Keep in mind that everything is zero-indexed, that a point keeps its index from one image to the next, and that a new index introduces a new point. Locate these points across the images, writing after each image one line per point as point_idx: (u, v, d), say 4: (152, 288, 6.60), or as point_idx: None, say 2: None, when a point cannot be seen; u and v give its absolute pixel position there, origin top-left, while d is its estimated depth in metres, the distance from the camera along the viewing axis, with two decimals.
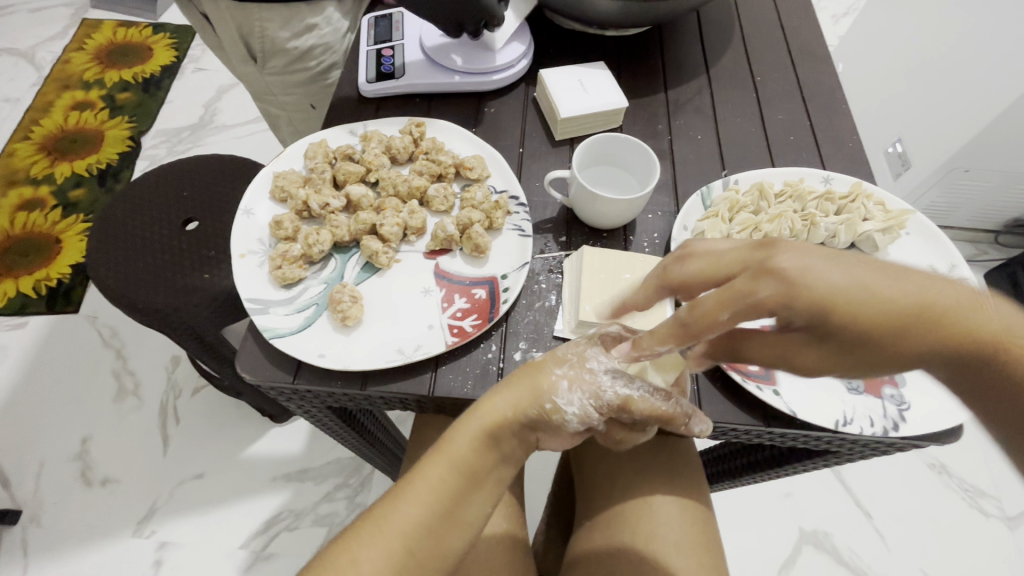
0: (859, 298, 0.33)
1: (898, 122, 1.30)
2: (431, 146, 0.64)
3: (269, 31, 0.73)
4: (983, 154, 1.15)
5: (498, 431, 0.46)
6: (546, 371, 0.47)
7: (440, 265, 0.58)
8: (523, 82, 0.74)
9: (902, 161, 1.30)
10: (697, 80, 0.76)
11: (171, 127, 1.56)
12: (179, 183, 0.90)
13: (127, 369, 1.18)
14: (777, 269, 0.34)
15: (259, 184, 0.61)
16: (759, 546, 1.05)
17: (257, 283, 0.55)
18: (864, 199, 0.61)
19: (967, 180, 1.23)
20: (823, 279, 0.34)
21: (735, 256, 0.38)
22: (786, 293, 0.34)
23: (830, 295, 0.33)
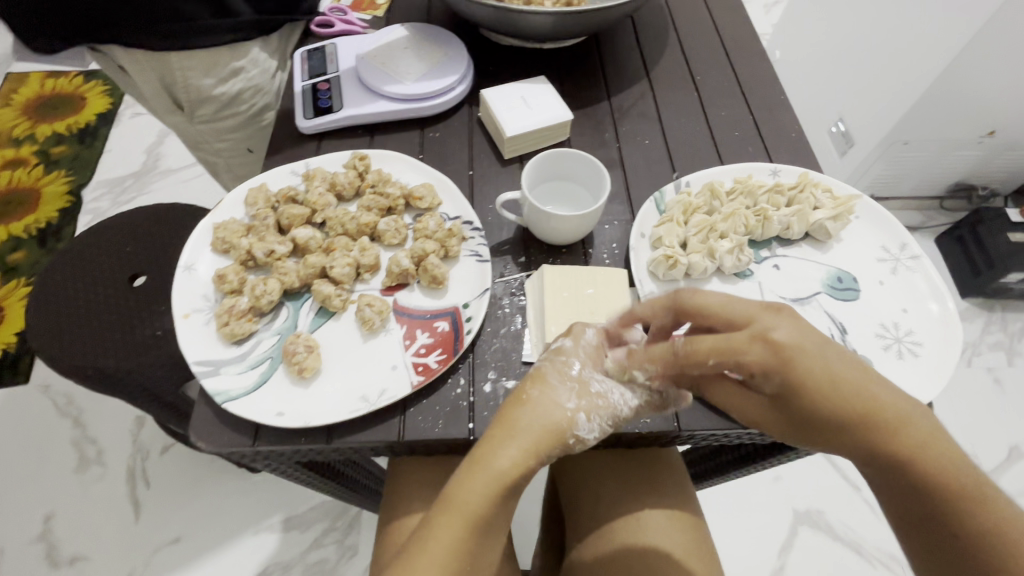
0: (831, 389, 0.42)
1: (839, 102, 1.35)
2: (377, 179, 0.62)
3: (191, 77, 0.71)
4: (920, 124, 1.19)
5: (535, 433, 0.44)
6: (545, 365, 0.48)
7: (399, 301, 0.55)
8: (466, 103, 0.73)
9: (846, 140, 1.36)
10: (638, 86, 0.76)
11: (113, 177, 1.49)
12: (120, 240, 0.85)
13: (87, 437, 1.11)
14: (778, 340, 0.42)
15: (197, 237, 0.57)
16: (755, 534, 1.06)
17: (206, 344, 0.51)
18: (813, 188, 0.61)
19: (909, 151, 1.28)
20: (812, 361, 0.42)
21: (746, 306, 0.44)
22: (771, 363, 0.42)
23: (814, 384, 0.42)
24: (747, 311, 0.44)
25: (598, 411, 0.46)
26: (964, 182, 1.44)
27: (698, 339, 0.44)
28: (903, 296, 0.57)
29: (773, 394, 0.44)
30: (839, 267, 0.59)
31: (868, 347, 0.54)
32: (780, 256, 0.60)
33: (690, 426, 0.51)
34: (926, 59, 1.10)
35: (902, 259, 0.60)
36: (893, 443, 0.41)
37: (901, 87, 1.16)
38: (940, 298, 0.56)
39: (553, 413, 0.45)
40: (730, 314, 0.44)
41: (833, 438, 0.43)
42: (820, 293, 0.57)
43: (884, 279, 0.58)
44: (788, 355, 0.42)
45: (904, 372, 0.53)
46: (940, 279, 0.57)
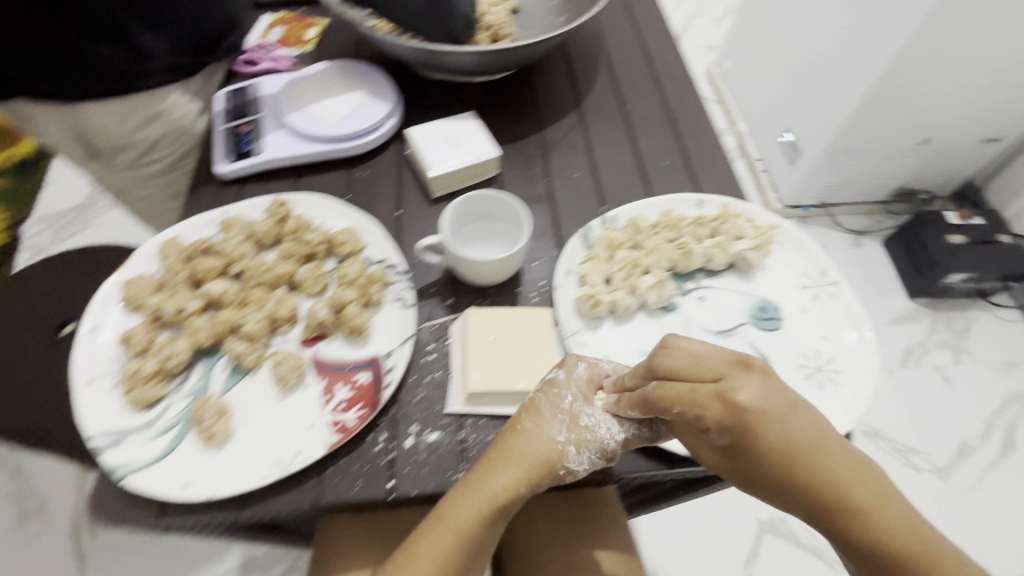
0: (793, 454, 0.38)
1: (785, 113, 1.35)
2: (297, 225, 0.60)
3: (106, 126, 0.70)
4: (861, 132, 1.20)
5: (530, 464, 0.46)
6: (539, 396, 0.49)
7: (318, 353, 0.54)
8: (395, 139, 0.72)
9: (792, 150, 1.35)
10: (569, 117, 0.76)
11: (55, 211, 1.44)
12: (62, 303, 0.85)
13: (28, 489, 1.06)
14: (738, 399, 0.39)
15: (103, 296, 0.54)
16: (721, 546, 1.06)
17: (106, 412, 0.48)
18: (735, 219, 0.62)
19: (853, 159, 1.29)
20: (773, 424, 0.39)
21: (718, 363, 0.42)
22: (728, 421, 0.39)
23: (774, 447, 0.38)
24: (716, 367, 0.42)
25: (588, 443, 0.47)
26: (906, 186, 1.43)
27: (665, 388, 0.43)
28: (823, 323, 0.58)
29: (735, 457, 0.40)
30: (763, 296, 0.60)
31: (790, 377, 0.55)
32: (705, 288, 0.60)
33: (615, 471, 0.50)
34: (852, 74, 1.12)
35: (823, 286, 0.61)
36: (887, 545, 0.35)
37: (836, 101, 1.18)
38: (858, 325, 0.58)
39: (547, 444, 0.46)
40: (700, 372, 0.42)
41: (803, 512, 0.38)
42: (744, 324, 0.58)
43: (806, 307, 0.59)
44: (743, 421, 0.39)
45: (824, 402, 0.53)
46: (857, 306, 0.59)
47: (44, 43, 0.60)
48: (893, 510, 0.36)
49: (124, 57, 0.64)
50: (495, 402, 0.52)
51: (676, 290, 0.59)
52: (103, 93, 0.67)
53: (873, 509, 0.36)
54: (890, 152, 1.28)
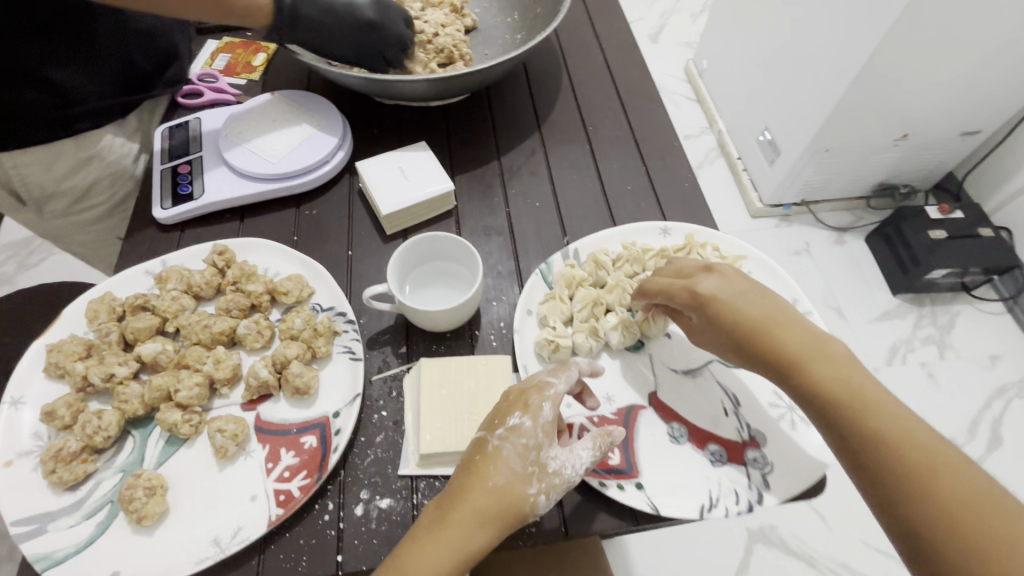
0: (742, 321, 0.44)
1: (762, 111, 1.27)
2: (239, 274, 0.57)
3: (32, 174, 0.66)
4: (842, 130, 1.12)
5: (502, 519, 0.39)
6: (500, 446, 0.41)
7: (261, 415, 0.50)
8: (347, 173, 0.69)
9: (773, 148, 1.26)
10: (530, 141, 0.73)
11: (18, 239, 1.40)
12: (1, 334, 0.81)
13: None
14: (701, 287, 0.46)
15: (27, 364, 0.51)
16: (713, 559, 1.04)
17: (28, 496, 0.45)
18: (700, 248, 0.59)
19: (832, 158, 1.21)
20: (733, 302, 0.45)
21: (694, 265, 0.49)
22: (695, 302, 0.46)
23: (735, 319, 0.44)
24: (692, 267, 0.49)
25: (558, 489, 0.42)
26: (888, 180, 1.34)
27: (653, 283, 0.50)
28: None
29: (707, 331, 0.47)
30: None
31: (760, 418, 0.52)
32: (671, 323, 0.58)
33: (579, 532, 0.47)
34: (819, 75, 1.07)
35: None
36: (836, 398, 0.40)
37: (805, 103, 1.13)
38: None
39: (519, 492, 0.40)
40: (677, 275, 0.49)
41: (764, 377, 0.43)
42: (712, 362, 0.55)
43: None
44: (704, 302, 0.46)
45: (797, 444, 0.51)
46: None
47: None
48: (844, 368, 0.41)
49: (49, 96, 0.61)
50: (451, 461, 0.49)
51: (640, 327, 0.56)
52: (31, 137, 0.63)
53: (816, 364, 0.41)
54: (872, 148, 1.21)
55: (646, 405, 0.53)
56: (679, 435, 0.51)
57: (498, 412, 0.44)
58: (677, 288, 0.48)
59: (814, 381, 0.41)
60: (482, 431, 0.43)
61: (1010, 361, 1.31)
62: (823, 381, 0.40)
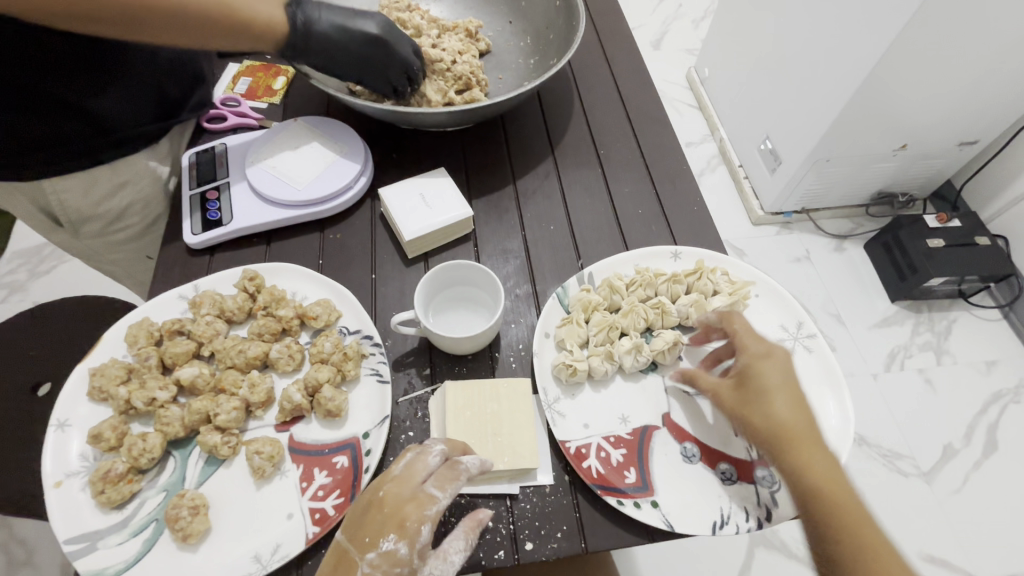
0: (780, 384, 0.49)
1: (764, 120, 1.30)
2: (269, 299, 0.59)
3: (69, 199, 0.68)
4: (841, 140, 1.15)
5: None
6: (372, 572, 0.43)
7: (294, 436, 0.53)
8: (368, 197, 0.71)
9: (774, 158, 1.30)
10: (544, 164, 0.76)
11: (29, 246, 1.41)
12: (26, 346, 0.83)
13: (14, 538, 1.04)
14: (753, 349, 0.51)
15: (72, 387, 0.53)
16: (717, 560, 1.06)
17: (78, 515, 0.48)
18: (710, 273, 0.62)
19: (832, 167, 1.24)
20: (776, 373, 0.50)
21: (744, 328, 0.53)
22: (746, 357, 0.51)
23: (775, 382, 0.49)
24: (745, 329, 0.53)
25: None
26: (886, 190, 1.40)
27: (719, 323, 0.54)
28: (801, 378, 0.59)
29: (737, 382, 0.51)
30: None
31: None
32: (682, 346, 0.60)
33: (597, 547, 0.50)
34: (822, 89, 1.09)
35: (800, 338, 0.61)
36: (821, 480, 0.45)
37: (806, 115, 1.16)
38: (837, 384, 0.58)
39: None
40: (745, 330, 0.53)
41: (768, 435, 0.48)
42: None
43: None
44: (751, 368, 0.50)
45: None
46: (834, 360, 0.59)
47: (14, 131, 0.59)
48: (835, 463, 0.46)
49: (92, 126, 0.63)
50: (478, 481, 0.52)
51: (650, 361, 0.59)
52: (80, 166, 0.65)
53: (815, 450, 0.47)
54: (870, 156, 1.23)
55: (660, 426, 0.55)
56: (691, 454, 0.54)
57: (372, 527, 0.44)
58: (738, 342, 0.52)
59: (812, 467, 0.46)
60: (353, 547, 0.44)
61: (1005, 367, 1.30)
62: (819, 470, 0.46)
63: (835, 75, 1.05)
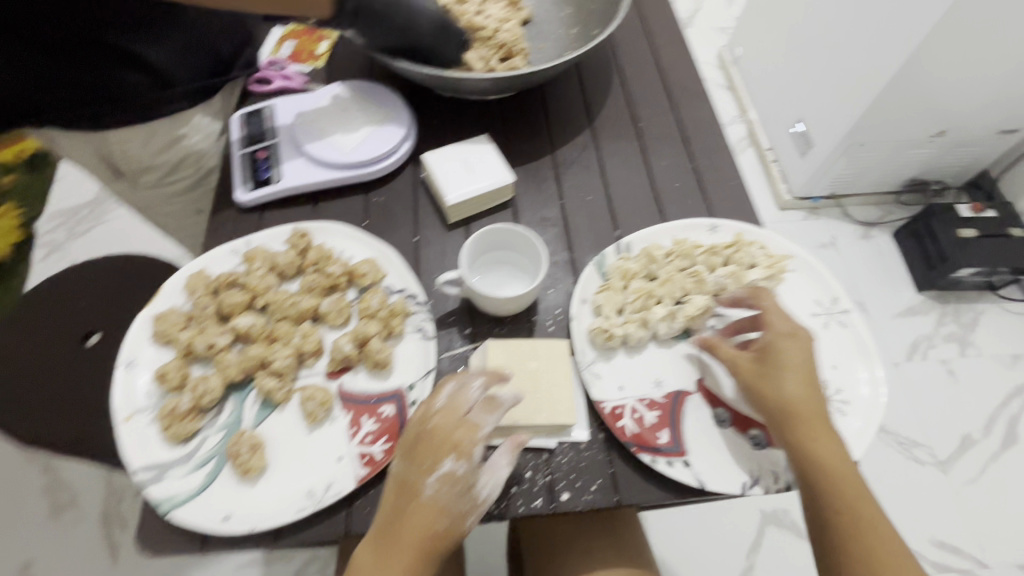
0: (803, 366, 0.51)
1: (798, 103, 1.28)
2: (319, 256, 0.62)
3: (131, 148, 0.72)
4: (875, 125, 1.13)
5: (436, 554, 0.45)
6: (433, 491, 0.45)
7: (343, 385, 0.56)
8: (410, 162, 0.73)
9: (804, 141, 1.29)
10: (583, 135, 0.77)
11: (68, 207, 1.44)
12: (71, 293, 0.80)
13: (58, 482, 1.07)
14: (784, 329, 0.53)
15: (137, 331, 0.57)
16: (729, 534, 1.09)
17: (147, 446, 0.52)
18: (748, 247, 0.63)
19: (866, 152, 1.22)
20: (800, 355, 0.52)
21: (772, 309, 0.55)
22: (774, 337, 0.52)
23: (800, 364, 0.51)
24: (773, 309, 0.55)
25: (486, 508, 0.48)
26: (920, 176, 1.37)
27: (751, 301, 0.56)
28: (834, 352, 0.60)
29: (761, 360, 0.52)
30: None
31: None
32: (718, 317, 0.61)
33: (630, 501, 0.53)
34: (858, 71, 1.07)
35: (834, 314, 0.62)
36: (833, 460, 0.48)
37: (841, 98, 1.14)
38: (869, 358, 0.59)
39: (455, 529, 0.46)
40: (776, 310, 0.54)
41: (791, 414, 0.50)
42: None
43: (816, 336, 0.61)
44: (777, 347, 0.52)
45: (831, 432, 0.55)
46: (868, 336, 0.60)
47: (76, 80, 0.63)
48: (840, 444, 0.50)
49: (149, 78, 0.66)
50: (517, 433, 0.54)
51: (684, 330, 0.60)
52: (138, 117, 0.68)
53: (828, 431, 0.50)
54: (905, 141, 1.20)
55: (693, 391, 0.57)
56: (722, 419, 0.55)
57: (427, 454, 0.47)
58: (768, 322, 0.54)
59: (825, 447, 0.49)
60: (411, 474, 0.46)
61: None
62: (830, 450, 0.49)
63: (873, 59, 1.03)
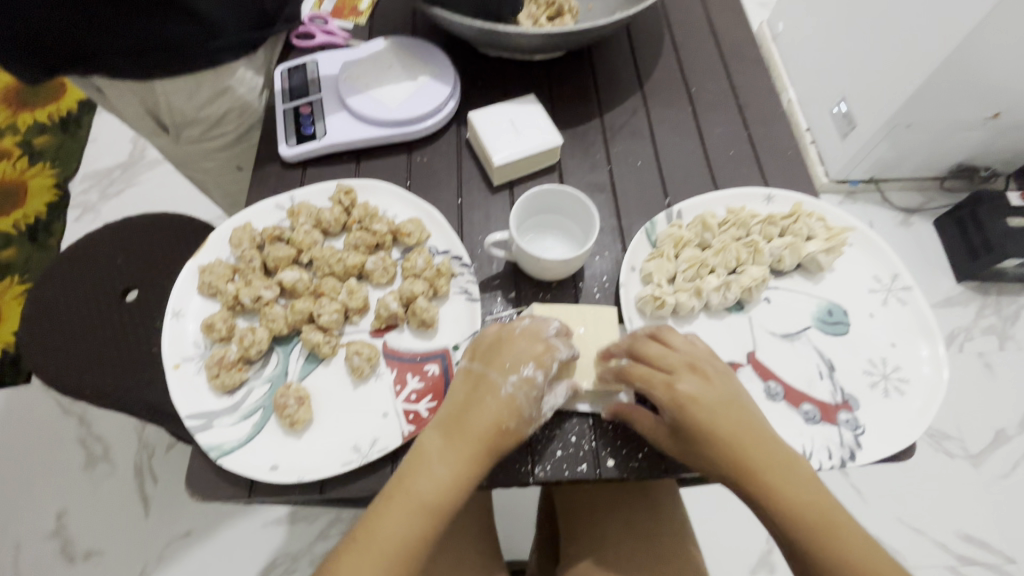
0: (729, 429, 0.46)
1: (840, 80, 1.21)
2: (363, 214, 0.61)
3: (176, 101, 0.71)
4: (924, 104, 1.06)
5: (499, 451, 0.47)
6: (513, 392, 0.48)
7: (388, 343, 0.55)
8: (455, 122, 0.71)
9: (847, 123, 1.22)
10: (632, 100, 0.74)
11: (100, 168, 1.38)
12: (110, 250, 0.75)
13: (93, 435, 1.07)
14: (682, 393, 0.48)
15: (184, 281, 0.57)
16: None
17: (195, 394, 0.52)
18: (807, 218, 0.61)
19: (913, 134, 1.16)
20: (719, 418, 0.47)
21: (676, 360, 0.50)
22: (674, 403, 0.48)
23: (713, 431, 0.46)
24: (674, 361, 0.49)
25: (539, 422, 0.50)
26: (967, 162, 1.30)
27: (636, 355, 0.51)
28: (893, 329, 0.57)
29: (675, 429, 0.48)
30: (830, 299, 0.59)
31: (855, 385, 0.54)
32: (771, 289, 0.60)
33: (676, 471, 0.51)
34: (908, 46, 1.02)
35: (893, 291, 0.59)
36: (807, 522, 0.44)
37: (889, 73, 1.08)
38: (930, 336, 0.57)
39: (520, 429, 0.47)
40: (659, 365, 0.49)
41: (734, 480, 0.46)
42: (809, 328, 0.57)
43: (875, 312, 0.58)
44: (693, 408, 0.47)
45: (887, 409, 0.53)
46: (930, 314, 0.57)
47: (124, 27, 0.60)
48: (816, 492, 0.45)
49: (195, 29, 0.63)
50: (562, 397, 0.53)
51: (735, 305, 0.58)
52: (183, 69, 0.66)
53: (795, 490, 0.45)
54: (954, 121, 1.13)
55: (745, 363, 0.55)
56: (775, 392, 0.54)
57: (509, 356, 0.49)
58: (654, 373, 0.49)
59: (791, 508, 0.44)
60: (493, 371, 0.49)
61: None
62: (800, 504, 0.44)
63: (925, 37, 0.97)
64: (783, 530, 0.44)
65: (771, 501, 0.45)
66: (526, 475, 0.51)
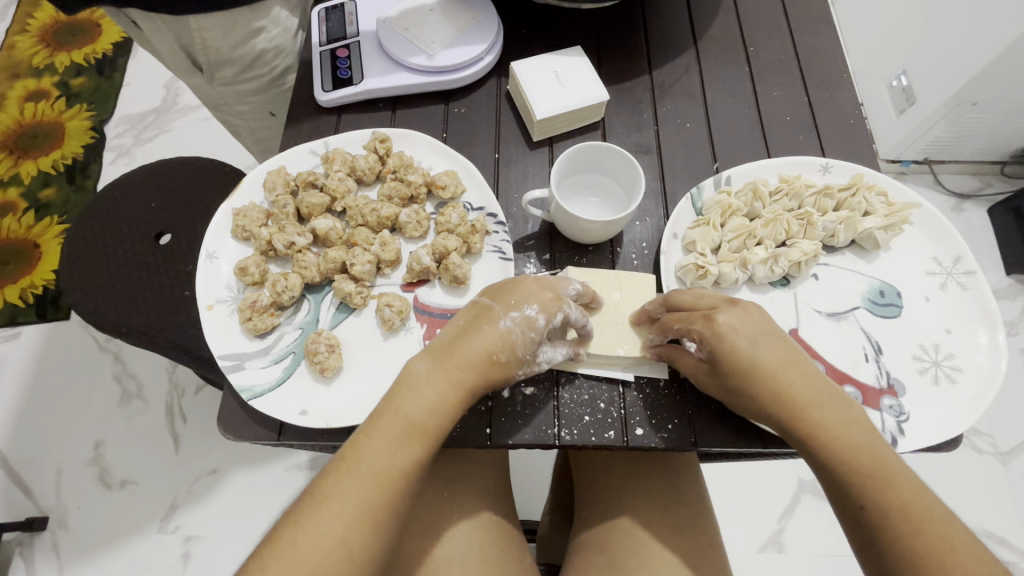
0: (771, 361, 0.44)
1: (902, 50, 1.12)
2: (398, 164, 0.59)
3: (211, 39, 0.69)
4: (997, 83, 0.97)
5: (488, 381, 0.46)
6: (509, 331, 0.46)
7: (419, 298, 0.55)
8: (495, 73, 0.68)
9: (906, 96, 1.12)
10: (684, 56, 0.69)
11: (135, 112, 1.38)
12: (143, 192, 0.75)
13: (128, 373, 1.11)
14: (721, 323, 0.45)
15: (218, 223, 0.56)
16: None
17: (227, 336, 0.52)
18: (866, 191, 0.57)
19: (975, 113, 1.05)
20: (760, 348, 0.45)
21: (712, 296, 0.48)
22: (712, 335, 0.45)
23: (755, 362, 0.44)
24: (712, 298, 0.47)
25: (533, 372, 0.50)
26: None
27: (675, 296, 0.49)
28: (949, 314, 0.54)
29: (713, 365, 0.46)
30: (883, 279, 0.56)
31: (904, 371, 0.52)
32: (821, 265, 0.57)
33: (707, 445, 0.50)
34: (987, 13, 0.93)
35: (954, 274, 0.56)
36: (851, 455, 0.42)
37: (961, 43, 0.98)
38: (990, 324, 0.53)
39: (505, 368, 0.46)
40: (697, 303, 0.48)
41: (772, 415, 0.44)
42: (859, 308, 0.54)
43: (931, 295, 0.55)
44: (733, 338, 0.45)
45: (936, 397, 0.51)
46: (992, 300, 0.54)
47: None
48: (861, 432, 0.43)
49: None
50: (592, 363, 0.52)
51: (779, 280, 0.55)
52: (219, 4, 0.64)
53: (840, 429, 0.43)
54: None
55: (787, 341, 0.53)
56: None
57: (516, 294, 0.47)
58: (691, 308, 0.47)
59: (833, 441, 0.43)
60: (497, 304, 0.47)
61: None
62: (840, 437, 0.43)
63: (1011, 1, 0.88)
64: (828, 470, 0.43)
65: (810, 434, 0.43)
66: (552, 438, 0.51)
